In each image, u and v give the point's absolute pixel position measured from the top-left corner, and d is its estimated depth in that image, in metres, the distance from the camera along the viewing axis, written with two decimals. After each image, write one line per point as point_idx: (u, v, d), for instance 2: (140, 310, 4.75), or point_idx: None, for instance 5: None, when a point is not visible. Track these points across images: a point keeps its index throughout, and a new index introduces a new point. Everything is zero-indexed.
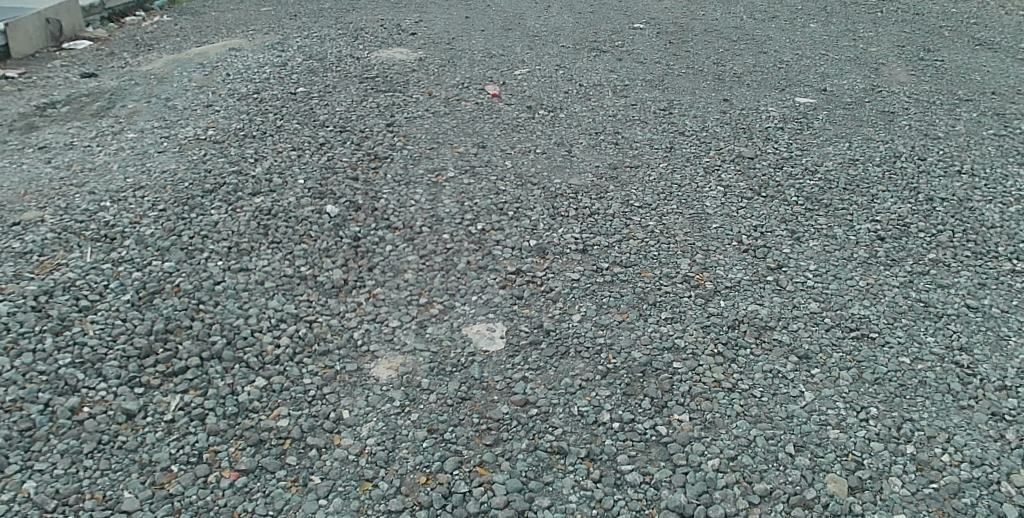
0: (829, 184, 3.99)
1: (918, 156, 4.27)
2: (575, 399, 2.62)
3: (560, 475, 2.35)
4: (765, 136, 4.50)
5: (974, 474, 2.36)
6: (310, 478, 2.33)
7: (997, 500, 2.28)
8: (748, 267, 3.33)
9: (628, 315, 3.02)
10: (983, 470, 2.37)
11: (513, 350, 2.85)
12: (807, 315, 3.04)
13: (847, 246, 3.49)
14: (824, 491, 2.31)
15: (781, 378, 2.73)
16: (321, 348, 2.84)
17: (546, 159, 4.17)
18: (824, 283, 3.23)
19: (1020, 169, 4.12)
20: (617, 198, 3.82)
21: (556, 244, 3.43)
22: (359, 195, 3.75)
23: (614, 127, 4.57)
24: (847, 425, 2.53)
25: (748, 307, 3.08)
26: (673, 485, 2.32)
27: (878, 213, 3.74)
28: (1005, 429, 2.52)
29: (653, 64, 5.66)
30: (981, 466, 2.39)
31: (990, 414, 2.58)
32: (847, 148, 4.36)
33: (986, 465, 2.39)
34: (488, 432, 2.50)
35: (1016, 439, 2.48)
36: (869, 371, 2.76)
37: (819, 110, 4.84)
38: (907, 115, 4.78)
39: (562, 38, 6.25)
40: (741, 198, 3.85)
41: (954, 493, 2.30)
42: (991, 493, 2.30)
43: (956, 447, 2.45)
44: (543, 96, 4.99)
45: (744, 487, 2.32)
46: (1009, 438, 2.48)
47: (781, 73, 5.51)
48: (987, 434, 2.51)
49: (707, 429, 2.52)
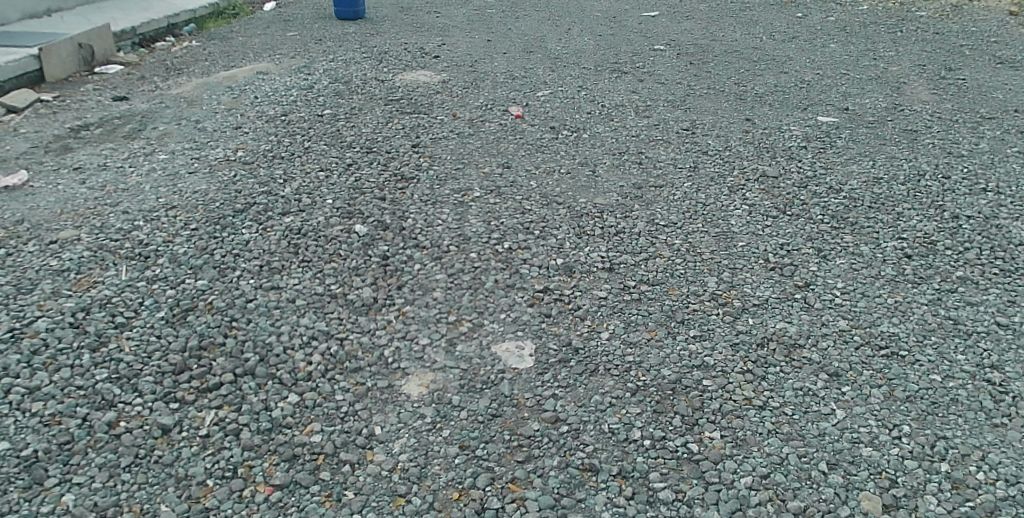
0: (854, 202, 3.99)
1: (943, 173, 4.27)
2: (606, 417, 2.63)
3: (592, 492, 2.36)
4: (789, 155, 4.52)
5: (1010, 492, 2.34)
6: (344, 493, 2.35)
7: None
8: (775, 285, 3.33)
9: (656, 333, 3.03)
10: (1021, 489, 2.35)
11: (543, 367, 2.86)
12: (837, 333, 3.04)
13: (875, 264, 3.49)
14: (859, 509, 2.30)
15: (812, 395, 2.73)
16: (353, 365, 2.87)
17: (571, 179, 4.21)
18: (853, 301, 3.24)
19: None
20: (643, 216, 3.85)
21: (582, 263, 3.46)
22: (387, 215, 3.81)
23: (638, 147, 4.60)
24: (880, 442, 2.53)
25: (776, 325, 3.09)
26: (706, 502, 2.32)
27: (905, 231, 3.74)
28: None
29: (675, 84, 5.71)
30: (1017, 484, 2.37)
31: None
32: (871, 167, 4.37)
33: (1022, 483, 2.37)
34: (520, 449, 2.51)
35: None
36: (901, 389, 2.75)
37: (842, 129, 4.86)
38: (930, 133, 4.78)
39: (583, 60, 6.32)
40: (767, 216, 3.86)
41: (992, 511, 2.28)
42: None
43: (991, 465, 2.44)
44: (565, 117, 5.04)
45: (778, 505, 2.31)
46: None
47: (802, 92, 5.53)
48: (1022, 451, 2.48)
49: (739, 446, 2.52)
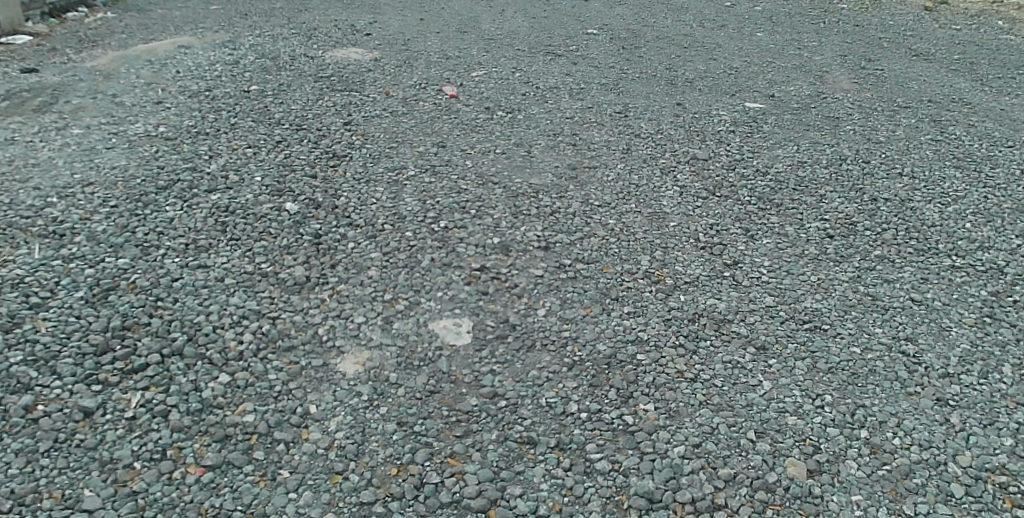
0: (779, 185, 4.13)
1: (863, 158, 4.48)
2: (543, 391, 2.66)
3: (530, 464, 2.38)
4: (718, 138, 4.65)
5: (923, 456, 2.49)
6: (280, 472, 2.30)
7: (945, 480, 2.41)
8: (706, 263, 3.42)
9: (592, 310, 3.07)
10: (932, 452, 2.51)
11: (480, 344, 2.86)
12: (763, 309, 3.16)
13: (799, 243, 3.63)
14: (785, 474, 2.40)
15: (740, 368, 2.83)
16: (286, 344, 2.81)
17: (506, 159, 4.22)
18: (778, 278, 3.36)
19: (956, 172, 4.37)
20: (578, 197, 3.89)
21: (518, 242, 3.47)
22: (320, 193, 3.72)
23: (572, 129, 4.64)
24: (804, 412, 2.64)
25: (706, 302, 3.18)
26: (640, 471, 2.38)
27: (827, 212, 3.90)
28: (950, 413, 2.67)
29: (608, 68, 5.77)
30: (929, 448, 2.52)
31: (935, 399, 2.73)
32: (795, 151, 4.53)
33: (933, 447, 2.53)
34: (458, 424, 2.51)
35: (958, 422, 2.63)
36: (823, 360, 2.88)
37: (768, 115, 5.02)
38: (850, 120, 5.00)
39: (517, 42, 6.32)
40: (697, 198, 3.97)
41: (906, 474, 2.42)
42: (940, 473, 2.43)
43: (906, 431, 2.58)
44: (499, 98, 5.04)
45: (709, 472, 2.39)
46: (954, 422, 2.63)
47: (731, 78, 5.69)
48: (934, 418, 2.65)
49: (672, 417, 2.59)
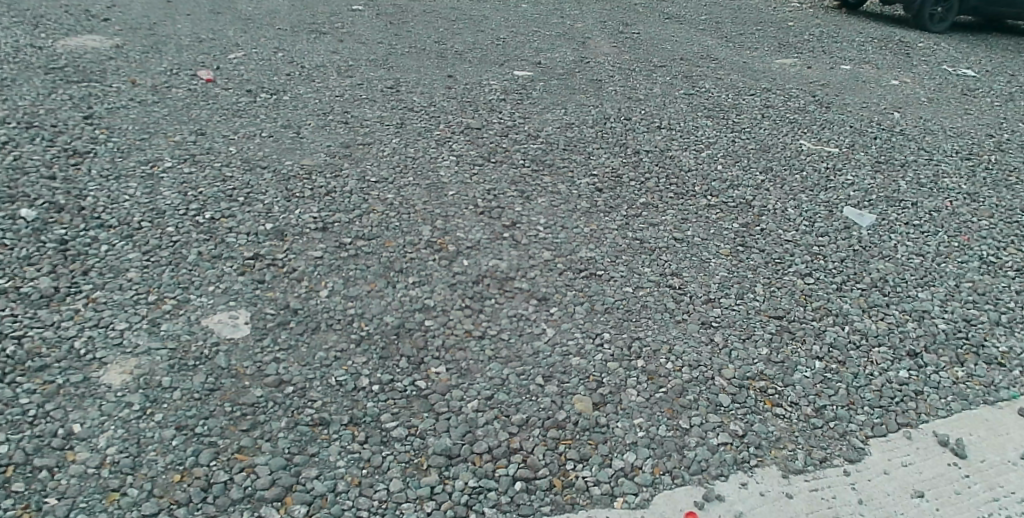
0: (550, 146, 4.36)
1: (624, 116, 4.88)
2: (332, 370, 2.60)
3: (325, 445, 2.34)
4: (489, 107, 4.79)
5: (694, 374, 2.79)
6: (44, 502, 2.06)
7: (713, 392, 2.73)
8: (486, 228, 3.50)
9: (376, 284, 3.04)
10: (700, 370, 2.82)
11: (261, 333, 2.74)
12: (542, 263, 3.30)
13: (572, 199, 3.84)
14: (573, 410, 2.57)
15: (525, 319, 2.96)
16: (36, 364, 2.50)
17: (275, 142, 4.06)
18: (554, 234, 3.52)
19: (707, 120, 5.01)
20: (353, 174, 3.83)
21: (294, 226, 3.35)
22: (61, 195, 3.37)
23: (343, 107, 4.56)
24: (586, 351, 2.84)
25: (489, 262, 3.25)
26: (437, 432, 2.43)
27: (595, 168, 4.18)
28: (713, 334, 3.02)
29: (376, 44, 5.75)
30: (699, 366, 2.83)
31: (701, 323, 3.07)
32: (563, 114, 4.80)
33: (702, 365, 2.84)
34: (244, 418, 2.39)
35: (723, 340, 2.99)
36: (600, 302, 3.11)
37: (536, 82, 5.28)
38: (612, 82, 5.46)
39: (279, 21, 6.10)
40: (473, 165, 4.06)
41: (680, 392, 2.70)
42: (709, 387, 2.75)
43: (677, 354, 2.88)
44: (263, 80, 4.84)
45: (503, 421, 2.50)
46: (718, 341, 2.98)
47: (498, 48, 5.91)
48: (700, 340, 2.98)
49: (464, 375, 2.66)
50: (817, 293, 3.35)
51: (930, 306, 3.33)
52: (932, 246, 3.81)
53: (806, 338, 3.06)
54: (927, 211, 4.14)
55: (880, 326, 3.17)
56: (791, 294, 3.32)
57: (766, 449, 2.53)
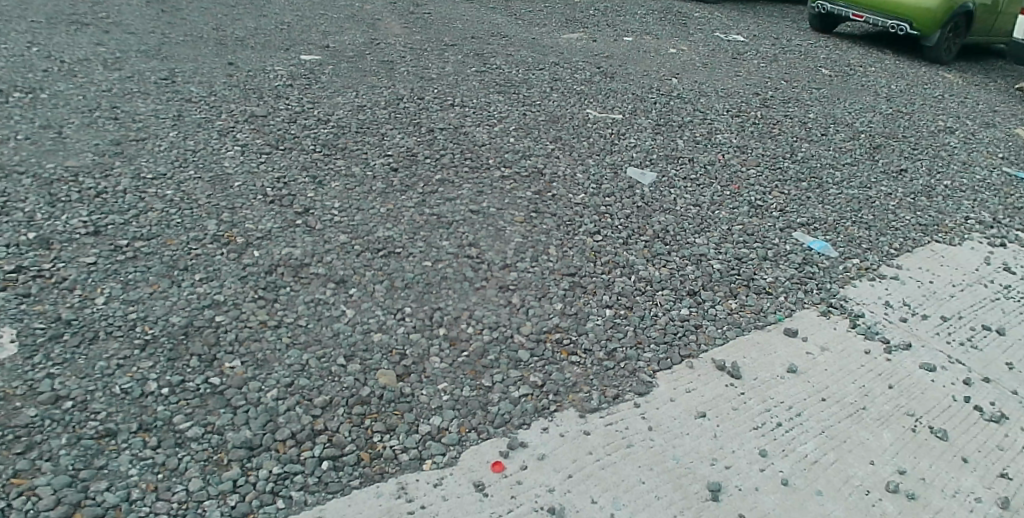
0: (342, 130, 4.36)
1: (417, 96, 4.97)
2: (116, 379, 2.49)
3: (115, 455, 2.24)
4: (276, 94, 4.70)
5: (494, 334, 2.95)
6: None
7: (511, 349, 2.89)
8: (277, 216, 3.46)
9: (159, 285, 2.93)
10: (498, 330, 2.97)
11: (31, 351, 2.55)
12: (338, 247, 3.32)
13: (366, 182, 3.87)
14: (376, 385, 2.65)
15: (323, 304, 2.98)
16: None
17: (32, 144, 3.74)
18: (349, 217, 3.55)
19: (499, 96, 5.20)
20: (127, 172, 3.63)
21: (61, 233, 3.14)
22: None
23: (111, 102, 4.28)
24: (387, 327, 2.92)
25: (282, 251, 3.23)
26: (237, 425, 2.41)
27: (389, 149, 4.23)
28: (511, 297, 3.16)
29: (146, 33, 5.44)
30: (498, 328, 2.99)
31: (499, 288, 3.21)
32: (353, 97, 4.82)
33: (501, 326, 2.99)
34: (19, 441, 2.23)
35: (520, 301, 3.14)
36: (399, 279, 3.18)
37: (324, 66, 5.26)
38: (403, 63, 5.54)
39: (31, 13, 5.59)
40: (260, 153, 3.98)
41: (482, 354, 2.85)
42: (507, 344, 2.91)
43: (477, 319, 3.02)
44: (13, 77, 4.43)
45: (306, 405, 2.52)
46: (515, 303, 3.13)
47: (283, 33, 5.81)
48: (499, 304, 3.12)
49: (261, 366, 2.65)
50: (608, 255, 3.53)
51: (708, 254, 3.61)
52: (707, 200, 4.10)
53: (595, 291, 3.26)
54: (703, 169, 4.45)
55: (664, 276, 3.42)
56: (582, 252, 3.51)
57: (563, 394, 2.71)
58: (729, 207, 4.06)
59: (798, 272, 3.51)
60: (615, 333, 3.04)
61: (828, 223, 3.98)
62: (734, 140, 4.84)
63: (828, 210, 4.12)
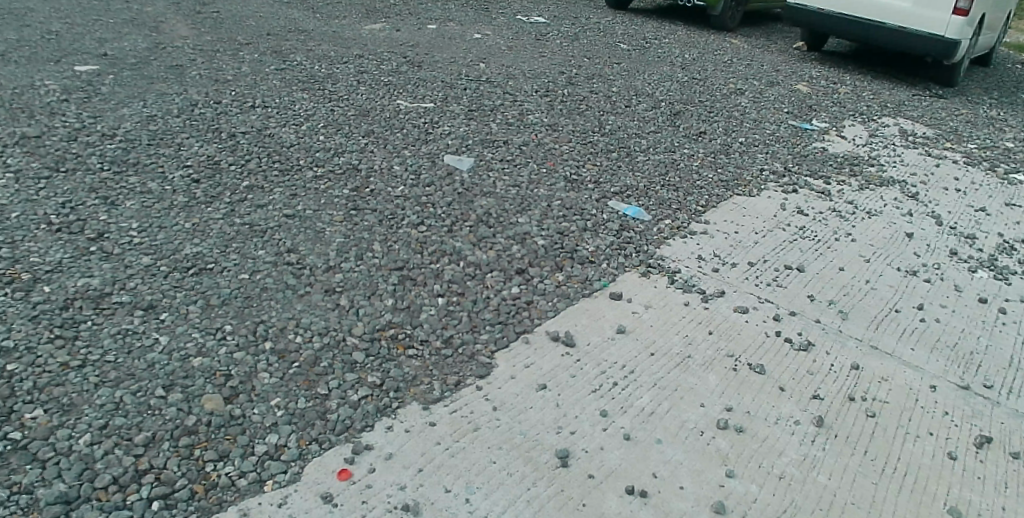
0: (131, 144, 4.01)
1: (213, 101, 4.67)
2: None
3: None
4: (49, 111, 4.23)
5: (325, 341, 2.72)
6: None
7: (345, 354, 2.67)
8: (66, 246, 3.13)
9: None
10: (330, 335, 2.76)
11: None
12: (143, 269, 3.03)
13: (166, 197, 3.59)
14: (202, 412, 2.33)
15: (131, 334, 2.65)
16: None
17: None
18: (151, 236, 3.27)
19: (303, 93, 5.01)
20: None
21: None
22: None
23: None
24: (209, 348, 2.61)
25: (77, 283, 2.90)
26: (45, 481, 2.03)
27: (188, 159, 3.95)
28: (339, 299, 2.98)
29: None
30: (328, 333, 2.77)
31: (325, 291, 3.02)
32: (142, 107, 4.44)
33: (331, 331, 2.78)
34: None
35: (349, 301, 2.97)
36: (215, 296, 2.91)
37: (104, 75, 4.81)
38: (195, 66, 5.18)
39: None
40: (37, 179, 3.57)
41: (314, 362, 2.61)
42: (340, 349, 2.69)
43: (306, 327, 2.79)
44: None
45: (127, 445, 2.17)
46: (343, 304, 2.95)
47: (50, 44, 5.24)
48: (326, 308, 2.92)
49: (67, 412, 2.27)
50: (430, 239, 3.47)
51: (528, 228, 3.62)
52: (523, 178, 4.14)
53: (423, 281, 3.16)
54: (517, 149, 4.51)
55: (490, 254, 3.39)
56: (406, 245, 3.41)
57: (405, 390, 2.54)
58: (546, 182, 4.12)
59: (620, 234, 3.60)
60: (449, 318, 2.95)
61: (639, 188, 4.10)
62: (546, 120, 4.97)
63: (637, 175, 4.27)
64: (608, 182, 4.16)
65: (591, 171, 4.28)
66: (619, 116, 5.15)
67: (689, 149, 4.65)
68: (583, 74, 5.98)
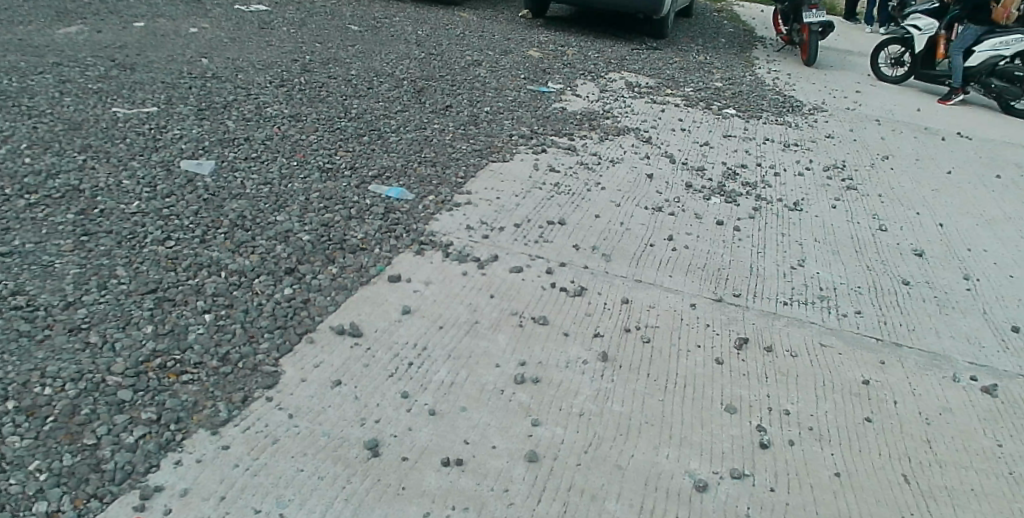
0: None
1: None
2: None
3: None
4: None
5: (81, 386, 2.10)
6: None
7: (110, 394, 2.09)
8: None
9: None
10: (88, 378, 2.13)
11: None
12: None
13: None
14: None
15: None
16: None
17: None
18: None
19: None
20: None
21: None
22: None
23: None
24: None
25: None
26: None
27: None
28: (87, 336, 2.31)
29: None
30: (84, 376, 2.14)
31: (69, 331, 2.32)
32: None
33: (88, 373, 2.15)
34: None
35: (100, 338, 2.31)
36: None
37: None
38: None
39: None
40: None
41: (73, 412, 2.01)
42: (103, 392, 2.10)
43: (53, 375, 2.13)
44: None
45: None
46: (96, 341, 2.29)
47: None
48: (74, 349, 2.25)
49: None
50: (180, 238, 2.91)
51: (303, 200, 3.21)
52: (284, 149, 3.70)
53: (186, 299, 2.54)
54: (263, 122, 4.02)
55: (260, 239, 2.92)
56: (156, 264, 2.72)
57: (188, 419, 2.06)
58: (309, 150, 3.71)
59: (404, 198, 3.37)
60: (226, 319, 2.47)
61: (406, 147, 3.89)
62: (290, 90, 4.52)
63: (404, 136, 4.03)
64: (379, 144, 3.88)
65: (351, 134, 3.95)
66: (368, 82, 4.84)
67: (450, 109, 4.55)
68: (324, 46, 5.61)
